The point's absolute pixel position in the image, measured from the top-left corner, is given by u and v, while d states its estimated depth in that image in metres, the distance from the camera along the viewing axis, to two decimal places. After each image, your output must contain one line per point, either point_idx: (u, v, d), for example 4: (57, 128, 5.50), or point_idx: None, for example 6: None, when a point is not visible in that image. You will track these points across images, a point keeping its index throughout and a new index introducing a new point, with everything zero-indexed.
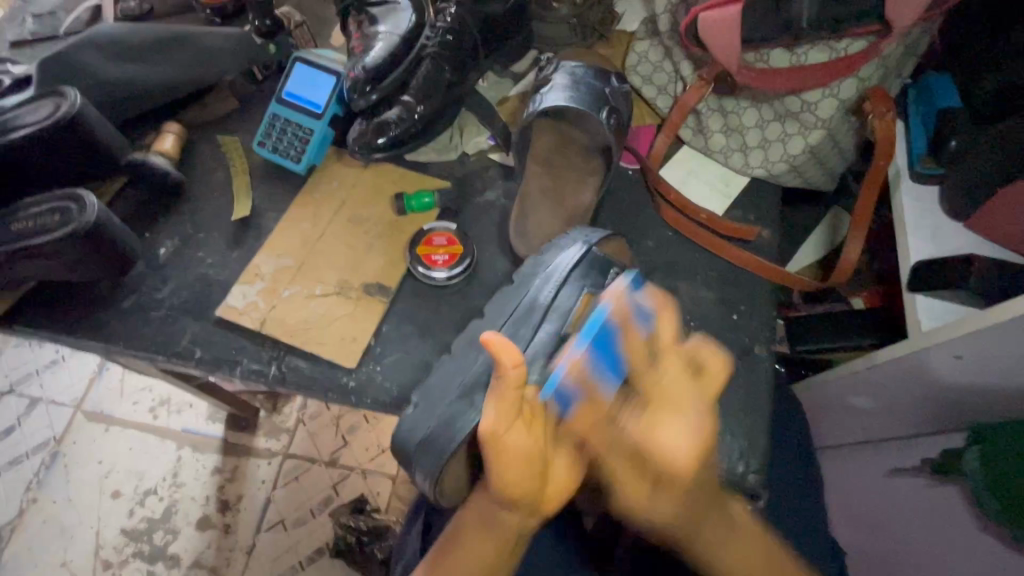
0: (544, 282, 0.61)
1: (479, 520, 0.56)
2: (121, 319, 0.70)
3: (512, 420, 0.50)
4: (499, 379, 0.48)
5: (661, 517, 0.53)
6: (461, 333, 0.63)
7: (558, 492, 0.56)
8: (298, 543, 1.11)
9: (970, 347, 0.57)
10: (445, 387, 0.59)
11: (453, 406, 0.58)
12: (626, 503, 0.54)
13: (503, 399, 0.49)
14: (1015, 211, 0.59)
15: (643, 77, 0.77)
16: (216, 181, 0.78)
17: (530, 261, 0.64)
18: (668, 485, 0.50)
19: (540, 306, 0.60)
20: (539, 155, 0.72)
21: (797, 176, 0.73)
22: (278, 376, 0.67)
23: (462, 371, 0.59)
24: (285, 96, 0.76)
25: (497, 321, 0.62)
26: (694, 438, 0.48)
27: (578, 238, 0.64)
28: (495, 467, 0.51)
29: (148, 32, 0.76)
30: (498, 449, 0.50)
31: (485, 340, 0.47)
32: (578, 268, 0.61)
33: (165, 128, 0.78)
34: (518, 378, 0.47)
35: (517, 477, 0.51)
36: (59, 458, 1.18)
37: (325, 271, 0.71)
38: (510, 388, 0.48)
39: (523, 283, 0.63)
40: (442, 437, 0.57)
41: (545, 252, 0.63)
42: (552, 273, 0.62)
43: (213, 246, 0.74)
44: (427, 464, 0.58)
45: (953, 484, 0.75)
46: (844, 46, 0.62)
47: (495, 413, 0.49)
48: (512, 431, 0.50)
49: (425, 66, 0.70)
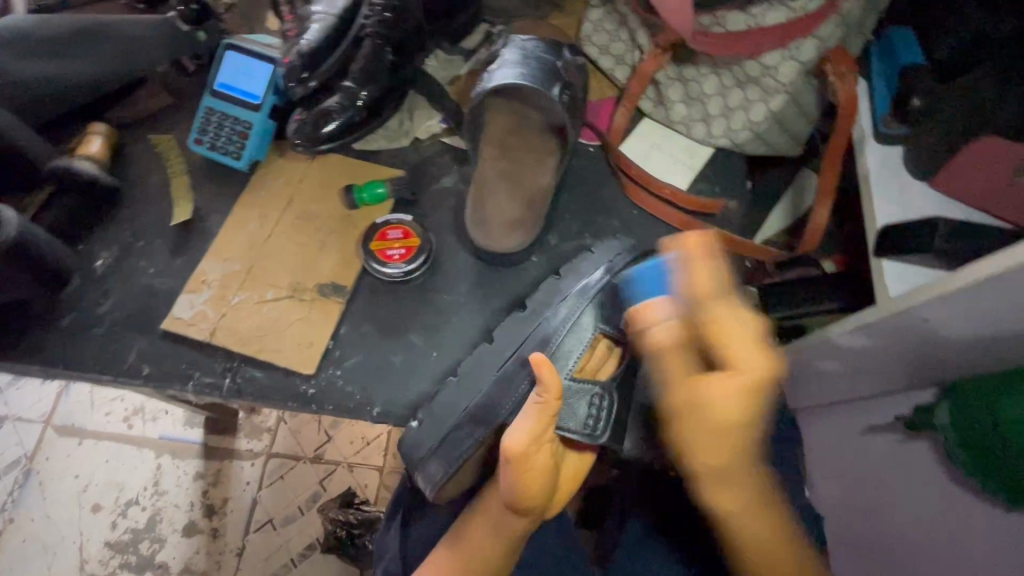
0: (558, 313, 0.60)
1: (490, 524, 0.55)
2: (61, 339, 0.66)
3: (540, 440, 0.50)
4: (541, 400, 0.50)
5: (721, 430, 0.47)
6: (469, 357, 0.62)
7: (563, 498, 0.58)
8: (289, 541, 1.09)
9: (937, 312, 0.56)
10: (450, 409, 0.60)
11: (454, 431, 0.58)
12: (676, 403, 0.49)
13: (540, 422, 0.50)
14: (989, 162, 0.57)
15: (599, 48, 0.73)
16: (154, 184, 0.73)
17: (546, 287, 0.64)
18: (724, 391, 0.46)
19: (551, 345, 0.59)
20: (495, 137, 0.68)
21: (762, 144, 0.70)
22: (234, 388, 0.64)
23: (467, 398, 0.59)
24: (218, 88, 0.71)
25: (506, 350, 0.61)
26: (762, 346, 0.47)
27: (601, 262, 0.63)
28: (518, 488, 0.49)
29: (58, 22, 0.69)
30: (524, 469, 0.49)
31: (534, 359, 0.49)
32: (594, 298, 0.60)
33: (91, 130, 0.72)
34: (558, 406, 0.50)
35: (537, 490, 0.50)
36: (33, 476, 1.14)
37: (276, 273, 0.67)
38: (549, 410, 0.50)
39: (535, 312, 0.62)
40: (447, 451, 0.57)
41: (564, 278, 0.64)
42: (567, 304, 0.60)
43: (155, 254, 0.70)
44: (431, 470, 0.58)
45: (925, 440, 0.75)
46: (802, 4, 0.59)
47: (529, 432, 0.49)
48: (539, 449, 0.50)
49: (365, 47, 0.64)
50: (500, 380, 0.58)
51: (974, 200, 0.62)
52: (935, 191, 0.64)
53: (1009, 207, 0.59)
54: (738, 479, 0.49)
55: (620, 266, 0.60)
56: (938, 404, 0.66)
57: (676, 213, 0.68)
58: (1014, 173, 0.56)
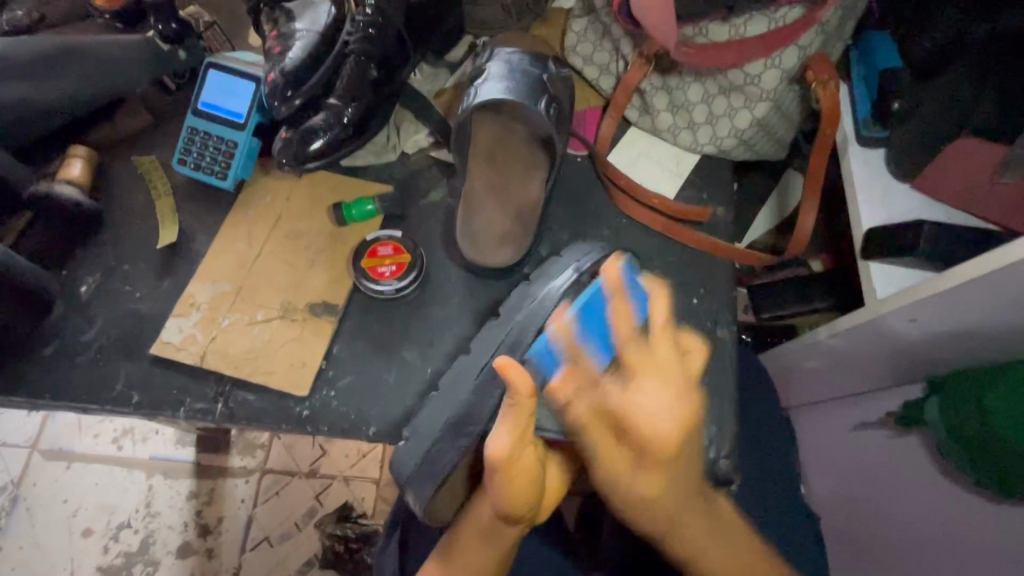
0: (528, 316, 0.58)
1: (479, 530, 0.54)
2: (47, 367, 0.65)
3: (518, 445, 0.48)
4: (514, 402, 0.47)
5: (644, 494, 0.49)
6: (448, 371, 0.62)
7: (550, 505, 0.57)
8: (286, 559, 1.08)
9: (924, 312, 0.57)
10: (430, 423, 0.58)
11: (435, 444, 0.57)
12: (600, 471, 0.50)
13: (517, 425, 0.48)
14: (967, 161, 0.57)
15: (584, 57, 0.73)
16: (137, 206, 0.72)
17: (519, 293, 0.63)
18: (647, 461, 0.47)
19: (524, 347, 0.56)
20: (482, 151, 0.68)
21: (747, 149, 0.71)
22: (226, 412, 0.63)
23: (446, 410, 0.58)
24: (201, 107, 0.70)
25: (481, 359, 0.60)
26: (676, 409, 0.45)
27: (571, 261, 0.61)
28: (501, 492, 0.49)
29: (35, 44, 0.66)
30: (507, 473, 0.48)
31: (499, 362, 0.46)
32: (561, 298, 0.57)
33: (70, 152, 0.71)
34: (532, 406, 0.47)
35: (523, 496, 0.49)
36: (20, 502, 1.11)
37: (265, 293, 0.66)
38: (522, 414, 0.48)
39: (509, 317, 0.61)
40: (437, 471, 0.56)
41: (534, 282, 0.62)
42: (540, 304, 0.58)
43: (141, 278, 0.69)
44: (423, 491, 0.56)
45: (914, 435, 0.75)
46: (782, 16, 0.60)
47: (508, 438, 0.47)
48: (520, 452, 0.49)
49: (350, 64, 0.64)
50: (474, 392, 0.57)
51: (957, 198, 0.62)
52: (917, 191, 0.65)
53: (995, 204, 0.60)
54: (691, 519, 0.51)
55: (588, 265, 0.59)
56: (928, 400, 0.66)
57: (654, 217, 0.69)
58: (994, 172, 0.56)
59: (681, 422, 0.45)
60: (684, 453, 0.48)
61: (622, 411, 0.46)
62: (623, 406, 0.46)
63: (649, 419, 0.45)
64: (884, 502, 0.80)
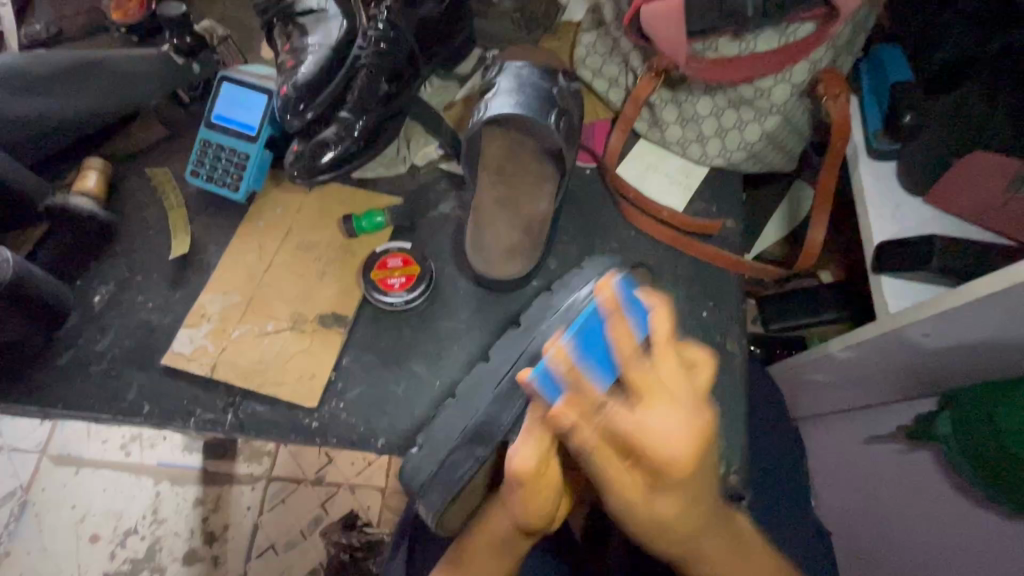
0: (552, 326, 0.59)
1: (494, 541, 0.54)
2: (60, 377, 0.66)
3: (544, 459, 0.48)
4: (540, 415, 0.48)
5: (663, 516, 0.44)
6: (467, 378, 0.62)
7: (562, 514, 0.58)
8: (290, 568, 1.08)
9: (937, 327, 0.57)
10: (446, 434, 0.59)
11: (451, 454, 0.57)
12: (615, 502, 0.45)
13: (544, 437, 0.48)
14: (981, 174, 0.57)
15: (593, 71, 0.74)
16: (150, 218, 0.73)
17: (539, 304, 0.63)
18: (662, 482, 0.42)
19: (544, 359, 0.57)
20: (492, 164, 0.69)
21: (755, 162, 0.71)
22: (236, 423, 0.63)
23: (463, 420, 0.59)
24: (214, 120, 0.71)
25: (502, 368, 0.60)
26: (689, 426, 0.40)
27: (592, 274, 0.61)
28: (521, 504, 0.49)
29: (54, 59, 0.68)
30: (530, 487, 0.48)
31: (526, 375, 0.48)
32: (584, 310, 0.57)
33: (86, 164, 0.72)
34: (557, 420, 0.48)
35: (541, 511, 0.49)
36: (28, 508, 1.12)
37: (276, 305, 0.67)
38: (547, 426, 0.48)
39: (530, 328, 0.61)
40: (445, 479, 0.57)
41: (557, 293, 0.62)
42: (566, 313, 0.59)
43: (153, 289, 0.69)
44: (432, 499, 0.57)
45: (924, 450, 0.74)
46: (793, 31, 0.60)
47: (535, 451, 0.47)
48: (543, 469, 0.48)
49: (361, 77, 0.65)
50: (493, 402, 0.57)
51: (968, 214, 0.62)
52: (928, 205, 0.65)
53: (1006, 220, 0.60)
54: (712, 535, 0.47)
55: (609, 277, 0.59)
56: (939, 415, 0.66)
57: (668, 231, 0.69)
58: (1009, 188, 0.56)
59: (694, 443, 0.40)
60: (697, 476, 0.43)
61: (632, 437, 0.40)
62: (635, 430, 0.40)
63: (661, 439, 0.40)
64: (895, 521, 0.79)
